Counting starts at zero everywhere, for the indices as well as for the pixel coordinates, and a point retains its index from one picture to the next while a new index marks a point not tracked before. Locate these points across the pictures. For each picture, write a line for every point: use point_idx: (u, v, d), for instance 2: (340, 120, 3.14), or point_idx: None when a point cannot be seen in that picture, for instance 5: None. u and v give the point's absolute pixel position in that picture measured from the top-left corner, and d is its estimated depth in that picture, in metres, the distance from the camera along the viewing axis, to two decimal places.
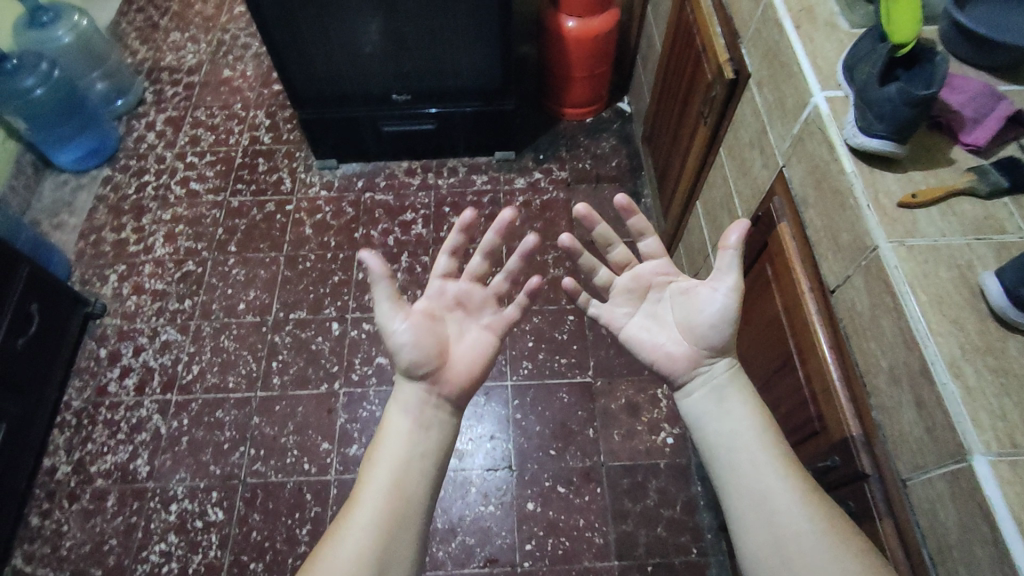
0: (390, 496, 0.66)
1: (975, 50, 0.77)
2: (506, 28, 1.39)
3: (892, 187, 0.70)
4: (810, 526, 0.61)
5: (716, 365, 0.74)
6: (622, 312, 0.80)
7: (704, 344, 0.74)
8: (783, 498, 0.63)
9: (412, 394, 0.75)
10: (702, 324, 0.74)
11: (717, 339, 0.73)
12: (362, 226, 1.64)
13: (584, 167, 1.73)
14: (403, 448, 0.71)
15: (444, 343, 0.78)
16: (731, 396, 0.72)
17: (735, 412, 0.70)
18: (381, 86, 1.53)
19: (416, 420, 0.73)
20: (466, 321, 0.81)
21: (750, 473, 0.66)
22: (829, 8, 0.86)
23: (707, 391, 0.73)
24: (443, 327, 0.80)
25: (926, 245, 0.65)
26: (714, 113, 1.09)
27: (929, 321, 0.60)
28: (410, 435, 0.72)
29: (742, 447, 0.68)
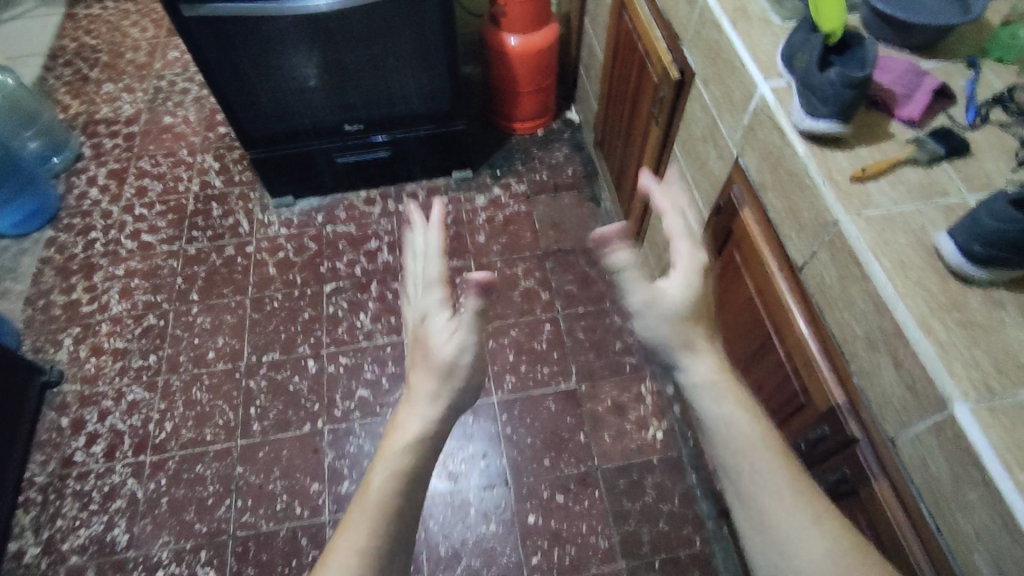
0: (388, 516, 0.59)
1: (895, 31, 0.83)
2: (451, 49, 1.42)
3: (843, 162, 0.74)
4: (817, 543, 0.56)
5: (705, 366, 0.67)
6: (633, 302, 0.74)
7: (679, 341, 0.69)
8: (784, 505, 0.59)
9: (425, 395, 0.69)
10: (672, 317, 0.70)
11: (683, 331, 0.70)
12: (326, 260, 1.61)
13: (541, 178, 1.75)
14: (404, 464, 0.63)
15: None
16: (724, 400, 0.65)
17: (733, 417, 0.64)
18: (332, 118, 1.53)
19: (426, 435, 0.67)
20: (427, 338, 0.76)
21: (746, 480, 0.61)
22: (761, 5, 0.91)
23: (701, 392, 0.67)
24: None
25: (882, 215, 0.69)
26: (664, 114, 1.14)
27: (896, 285, 0.64)
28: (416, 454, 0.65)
29: (742, 452, 0.62)
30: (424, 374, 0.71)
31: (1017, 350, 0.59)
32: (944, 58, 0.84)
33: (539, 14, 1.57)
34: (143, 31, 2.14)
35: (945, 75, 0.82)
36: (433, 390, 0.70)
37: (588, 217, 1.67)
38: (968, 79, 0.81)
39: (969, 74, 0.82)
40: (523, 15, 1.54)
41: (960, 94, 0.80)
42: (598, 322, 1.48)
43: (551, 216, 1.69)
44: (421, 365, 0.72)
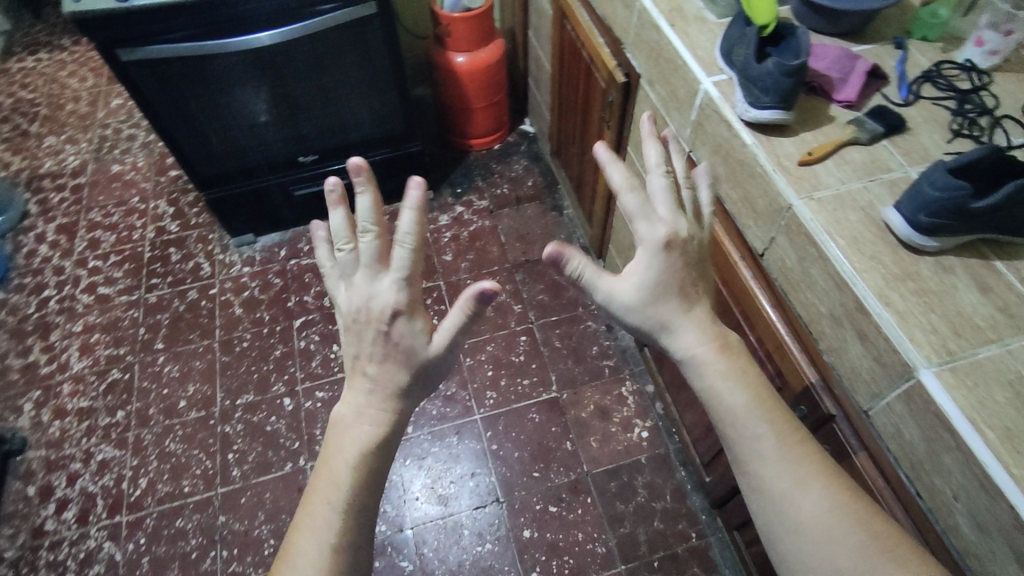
0: (349, 514, 0.59)
1: (824, 20, 0.87)
2: (400, 72, 1.42)
3: (789, 148, 0.76)
4: (810, 508, 0.56)
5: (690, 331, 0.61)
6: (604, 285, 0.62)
7: (659, 309, 0.61)
8: (786, 479, 0.57)
9: (386, 387, 0.62)
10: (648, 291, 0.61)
11: (660, 297, 0.61)
12: (293, 295, 1.58)
13: (502, 192, 1.76)
14: (363, 463, 0.60)
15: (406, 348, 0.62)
16: (710, 366, 0.60)
17: (720, 386, 0.60)
18: (285, 151, 1.51)
19: (386, 431, 0.61)
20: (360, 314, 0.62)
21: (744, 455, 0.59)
22: (695, 5, 0.94)
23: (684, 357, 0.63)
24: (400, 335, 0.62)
25: (831, 195, 0.71)
26: (614, 117, 1.16)
27: (851, 261, 0.66)
28: (375, 451, 0.61)
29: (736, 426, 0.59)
30: (390, 366, 0.62)
31: (971, 311, 0.61)
32: (872, 42, 0.88)
33: (483, 31, 1.59)
34: (82, 80, 2.09)
35: (875, 58, 0.85)
36: (399, 380, 0.62)
37: (553, 225, 1.68)
38: (896, 59, 0.85)
39: (897, 54, 0.86)
40: (467, 33, 1.56)
41: (890, 74, 0.83)
42: (573, 329, 1.49)
43: (516, 228, 1.69)
44: (391, 362, 0.61)
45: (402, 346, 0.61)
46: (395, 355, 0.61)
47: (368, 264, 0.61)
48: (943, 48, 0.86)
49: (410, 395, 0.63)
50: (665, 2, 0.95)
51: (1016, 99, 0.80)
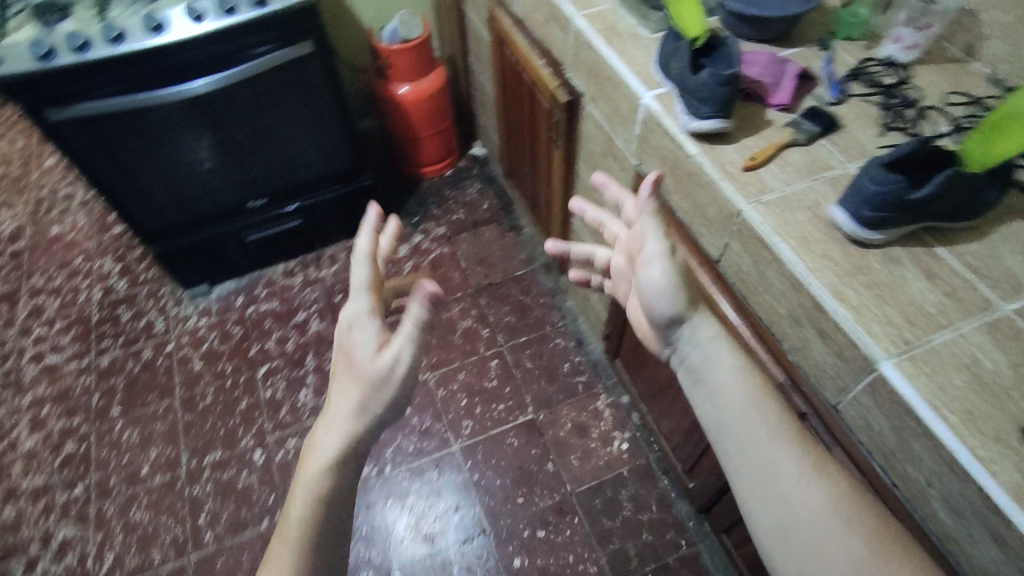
0: (302, 548, 0.59)
1: (752, 28, 0.89)
2: (344, 108, 1.41)
3: (732, 154, 0.78)
4: (817, 497, 0.58)
5: (706, 337, 0.68)
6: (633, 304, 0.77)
7: (673, 311, 0.69)
8: (789, 473, 0.60)
9: (345, 408, 0.62)
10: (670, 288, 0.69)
11: (677, 303, 0.69)
12: (255, 343, 1.53)
13: (459, 218, 1.76)
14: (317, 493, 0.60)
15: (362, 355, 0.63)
16: (720, 369, 0.67)
17: (732, 390, 0.65)
18: (233, 197, 1.48)
19: (340, 457, 0.61)
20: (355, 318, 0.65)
21: (747, 451, 0.63)
22: (628, 22, 0.97)
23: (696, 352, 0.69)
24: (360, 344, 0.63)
25: (778, 198, 0.73)
26: (562, 136, 1.17)
27: (804, 261, 0.67)
28: (328, 481, 0.60)
29: (742, 426, 0.64)
30: (347, 388, 0.63)
31: (922, 299, 0.63)
32: (799, 45, 0.91)
33: (424, 60, 1.59)
34: (12, 142, 2.01)
35: (804, 60, 0.88)
36: (354, 403, 0.62)
37: (512, 246, 1.68)
38: (822, 60, 0.88)
39: (822, 56, 0.89)
40: (409, 63, 1.56)
41: (819, 75, 0.86)
42: (543, 348, 1.48)
43: (477, 252, 1.69)
44: (348, 380, 0.63)
45: (362, 367, 0.62)
46: (352, 374, 0.63)
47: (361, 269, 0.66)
48: (865, 45, 0.90)
49: (368, 418, 0.62)
50: (599, 22, 0.97)
51: (938, 88, 0.83)
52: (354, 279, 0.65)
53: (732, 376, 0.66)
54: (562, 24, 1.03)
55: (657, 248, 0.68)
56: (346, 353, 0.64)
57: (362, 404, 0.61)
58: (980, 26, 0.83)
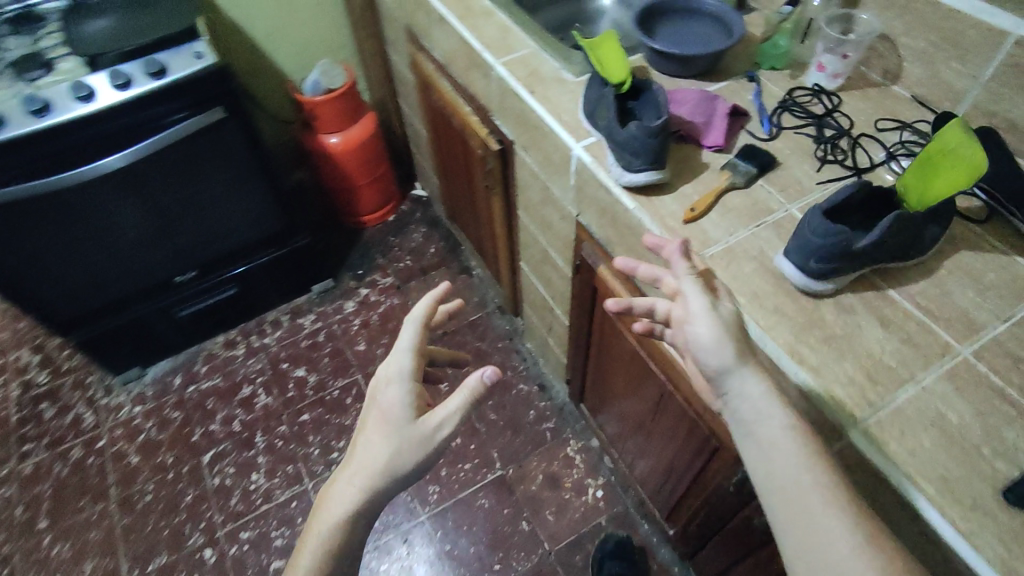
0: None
1: (676, 66, 0.87)
2: (270, 170, 1.33)
3: (670, 205, 0.74)
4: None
5: (748, 387, 0.57)
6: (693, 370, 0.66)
7: (721, 362, 0.59)
8: (838, 548, 0.50)
9: (369, 458, 0.65)
10: (717, 341, 0.59)
11: (726, 354, 0.58)
12: (197, 426, 1.42)
13: (405, 266, 1.69)
14: (337, 531, 0.64)
15: (395, 410, 0.67)
16: (761, 422, 0.56)
17: (776, 446, 0.55)
18: (159, 273, 1.37)
19: (362, 503, 0.64)
20: (393, 375, 0.69)
21: (788, 514, 0.53)
22: (551, 66, 0.92)
23: (742, 401, 0.58)
24: (398, 398, 0.68)
25: (722, 250, 0.69)
26: (498, 183, 1.12)
27: (757, 319, 0.63)
28: (349, 521, 0.64)
29: (784, 485, 0.54)
30: (380, 436, 0.66)
31: (881, 351, 0.60)
32: (727, 78, 0.88)
33: (351, 109, 1.53)
34: None
35: (733, 95, 0.86)
36: (385, 454, 0.65)
37: (464, 291, 1.63)
38: (751, 93, 0.86)
39: (751, 87, 0.87)
40: (335, 114, 1.49)
41: (750, 109, 0.84)
42: (505, 398, 1.42)
43: None
44: (385, 430, 0.66)
45: (402, 419, 0.67)
46: (387, 425, 0.67)
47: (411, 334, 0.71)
48: (791, 74, 0.88)
49: (391, 475, 0.64)
50: (520, 68, 0.93)
51: (868, 114, 0.82)
52: (403, 341, 0.70)
53: (779, 429, 0.55)
54: (484, 72, 0.98)
55: (700, 303, 0.59)
56: (385, 402, 0.69)
57: (395, 458, 0.65)
58: (900, 49, 0.82)
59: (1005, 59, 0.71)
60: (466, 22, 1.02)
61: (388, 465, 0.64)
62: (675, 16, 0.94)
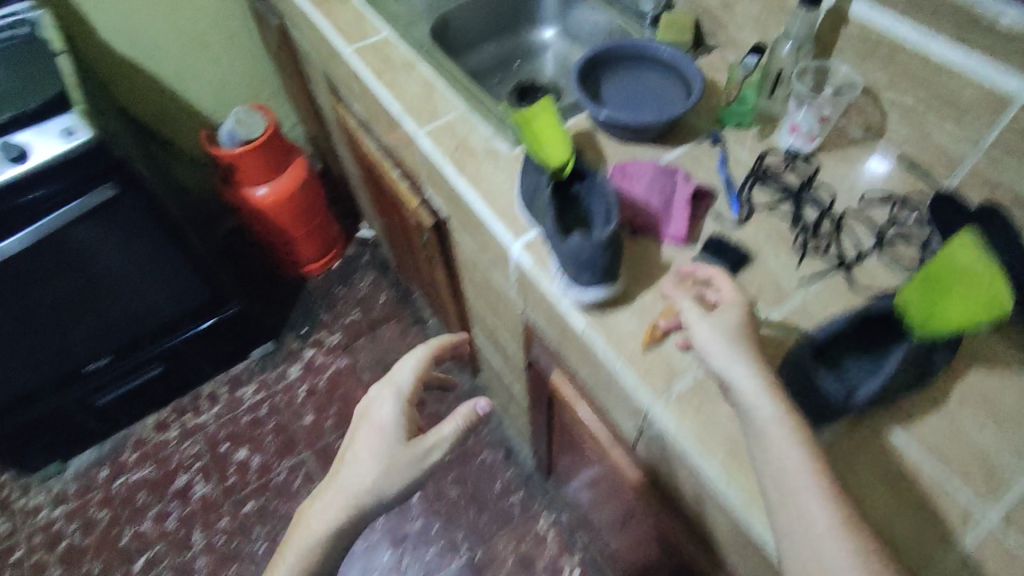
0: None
1: (626, 131, 0.74)
2: (183, 242, 1.16)
3: (627, 322, 0.62)
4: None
5: (744, 378, 0.49)
6: (717, 464, 0.53)
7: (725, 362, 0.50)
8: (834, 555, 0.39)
9: (361, 469, 0.63)
10: (727, 344, 0.51)
11: (733, 351, 0.51)
12: (127, 527, 1.28)
13: (354, 320, 1.55)
14: (318, 544, 0.60)
15: (389, 426, 0.66)
16: (758, 417, 0.47)
17: (777, 445, 0.45)
18: (65, 364, 1.21)
19: (347, 519, 0.62)
20: (390, 395, 0.69)
21: (783, 518, 0.43)
22: (483, 134, 0.79)
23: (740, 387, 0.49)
24: (395, 414, 0.67)
25: (691, 385, 0.57)
26: (437, 255, 0.99)
27: (737, 485, 0.52)
28: (333, 530, 0.61)
29: (785, 490, 0.43)
30: (372, 450, 0.64)
31: (890, 523, 0.49)
32: (687, 141, 0.76)
33: (277, 158, 1.36)
34: None
35: (695, 165, 0.73)
36: (377, 469, 0.63)
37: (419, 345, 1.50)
38: (717, 161, 0.73)
39: (717, 153, 0.74)
40: (258, 166, 1.33)
41: (716, 183, 0.71)
42: (468, 469, 1.30)
43: (379, 359, 1.49)
44: (379, 443, 0.65)
45: (396, 437, 0.65)
46: (381, 439, 0.65)
47: (413, 362, 0.73)
48: (760, 133, 0.76)
49: (382, 487, 0.62)
50: (447, 139, 0.79)
51: (851, 184, 0.70)
52: (403, 369, 0.72)
53: (783, 431, 0.45)
54: (408, 142, 0.84)
55: (695, 311, 0.54)
56: (378, 417, 0.67)
57: (388, 474, 0.63)
58: (882, 104, 0.70)
59: (1008, 125, 0.60)
60: (383, 78, 0.87)
61: (381, 480, 0.62)
62: (624, 64, 0.80)
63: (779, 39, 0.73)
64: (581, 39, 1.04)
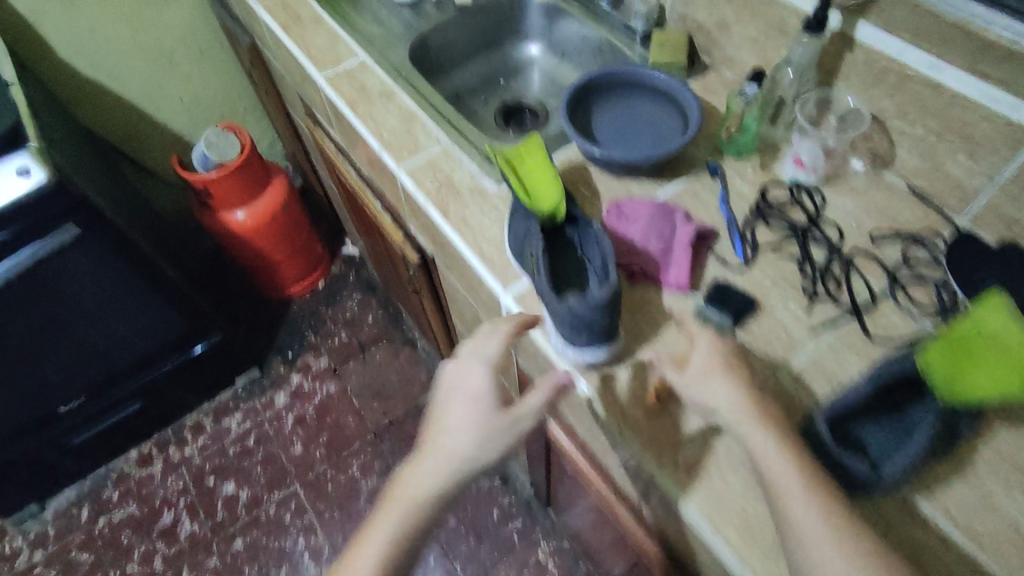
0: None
1: (620, 167, 0.70)
2: (156, 277, 1.11)
3: (628, 382, 0.57)
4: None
5: (714, 394, 0.48)
6: (731, 543, 0.49)
7: (696, 385, 0.49)
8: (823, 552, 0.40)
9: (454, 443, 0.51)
10: (698, 375, 0.50)
11: (699, 372, 0.50)
12: (111, 570, 1.24)
13: (342, 342, 1.50)
14: (409, 527, 0.50)
15: (483, 394, 0.54)
16: (743, 425, 0.46)
17: (763, 453, 0.44)
18: (36, 406, 1.15)
19: (443, 497, 0.51)
20: (479, 357, 0.56)
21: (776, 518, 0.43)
22: (467, 170, 0.74)
23: (713, 401, 0.48)
24: (487, 380, 0.55)
25: (700, 452, 0.53)
26: (424, 289, 0.95)
27: (754, 567, 0.48)
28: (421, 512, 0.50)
29: (777, 495, 0.43)
30: (464, 421, 0.53)
31: None
32: (685, 174, 0.71)
33: (255, 181, 1.30)
34: None
35: (694, 200, 0.69)
36: (472, 441, 0.52)
37: (409, 367, 1.46)
38: (717, 196, 0.69)
39: (716, 187, 0.69)
40: (235, 191, 1.27)
41: (717, 221, 0.67)
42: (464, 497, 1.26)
43: (369, 382, 1.44)
44: (470, 415, 0.53)
45: (488, 406, 0.53)
46: (471, 408, 0.53)
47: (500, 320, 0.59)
48: (761, 162, 0.72)
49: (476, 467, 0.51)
50: (430, 176, 0.74)
51: (860, 219, 0.66)
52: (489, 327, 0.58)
53: (769, 440, 0.45)
54: (388, 177, 0.80)
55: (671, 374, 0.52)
56: (465, 378, 0.55)
57: (481, 449, 0.52)
58: (891, 133, 0.66)
59: None
60: (359, 109, 0.82)
61: (475, 456, 0.51)
62: (614, 94, 0.75)
63: (780, 65, 0.68)
64: (568, 54, 0.99)
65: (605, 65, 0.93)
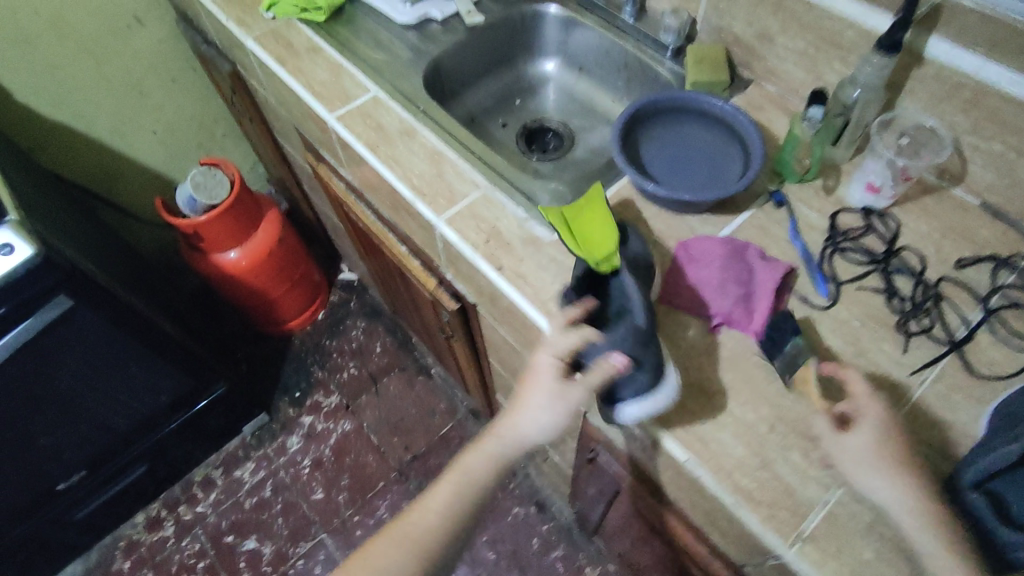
0: (470, 492, 0.57)
1: (684, 205, 0.66)
2: (155, 338, 1.02)
3: (732, 447, 0.54)
4: None
5: (887, 479, 0.48)
6: None
7: (868, 464, 0.48)
8: None
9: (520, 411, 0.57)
10: (870, 452, 0.49)
11: (874, 449, 0.49)
12: None
13: (351, 375, 1.43)
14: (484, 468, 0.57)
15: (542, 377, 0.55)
16: (906, 519, 0.46)
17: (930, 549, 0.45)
18: (34, 488, 1.06)
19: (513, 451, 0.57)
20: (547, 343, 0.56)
21: None
22: (514, 216, 0.68)
23: (891, 489, 0.47)
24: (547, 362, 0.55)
25: (824, 521, 0.51)
26: (459, 333, 0.90)
27: None
28: (506, 451, 0.57)
29: None
30: (541, 392, 0.55)
31: None
32: (749, 206, 0.67)
33: (246, 218, 1.21)
34: None
35: (764, 233, 0.65)
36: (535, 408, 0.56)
37: (426, 395, 1.40)
38: (787, 229, 0.65)
39: (784, 218, 0.66)
40: (226, 231, 1.18)
41: (791, 256, 0.63)
42: (501, 528, 1.23)
43: (386, 416, 1.38)
44: (539, 393, 0.55)
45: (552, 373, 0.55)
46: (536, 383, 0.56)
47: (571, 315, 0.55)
48: (824, 186, 0.68)
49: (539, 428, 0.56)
50: (474, 225, 0.68)
51: (938, 242, 0.63)
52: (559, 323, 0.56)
53: (936, 539, 0.45)
54: (423, 226, 0.73)
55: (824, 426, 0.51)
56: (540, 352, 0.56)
57: (545, 427, 0.56)
58: (964, 149, 0.63)
59: None
60: (381, 152, 0.75)
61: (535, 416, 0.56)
62: (663, 119, 0.70)
63: (844, 84, 0.64)
64: (586, 69, 0.93)
65: (631, 80, 0.88)
